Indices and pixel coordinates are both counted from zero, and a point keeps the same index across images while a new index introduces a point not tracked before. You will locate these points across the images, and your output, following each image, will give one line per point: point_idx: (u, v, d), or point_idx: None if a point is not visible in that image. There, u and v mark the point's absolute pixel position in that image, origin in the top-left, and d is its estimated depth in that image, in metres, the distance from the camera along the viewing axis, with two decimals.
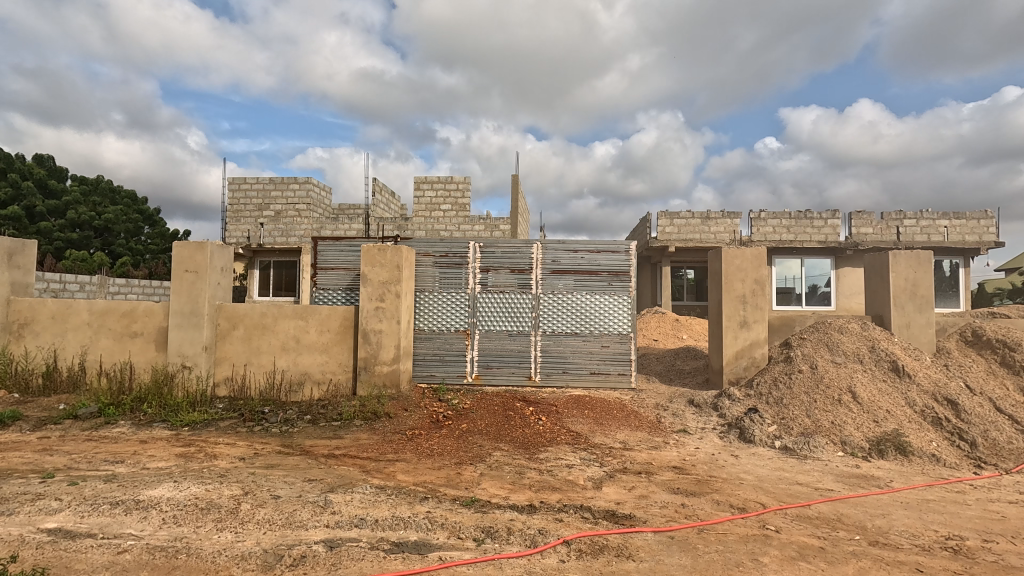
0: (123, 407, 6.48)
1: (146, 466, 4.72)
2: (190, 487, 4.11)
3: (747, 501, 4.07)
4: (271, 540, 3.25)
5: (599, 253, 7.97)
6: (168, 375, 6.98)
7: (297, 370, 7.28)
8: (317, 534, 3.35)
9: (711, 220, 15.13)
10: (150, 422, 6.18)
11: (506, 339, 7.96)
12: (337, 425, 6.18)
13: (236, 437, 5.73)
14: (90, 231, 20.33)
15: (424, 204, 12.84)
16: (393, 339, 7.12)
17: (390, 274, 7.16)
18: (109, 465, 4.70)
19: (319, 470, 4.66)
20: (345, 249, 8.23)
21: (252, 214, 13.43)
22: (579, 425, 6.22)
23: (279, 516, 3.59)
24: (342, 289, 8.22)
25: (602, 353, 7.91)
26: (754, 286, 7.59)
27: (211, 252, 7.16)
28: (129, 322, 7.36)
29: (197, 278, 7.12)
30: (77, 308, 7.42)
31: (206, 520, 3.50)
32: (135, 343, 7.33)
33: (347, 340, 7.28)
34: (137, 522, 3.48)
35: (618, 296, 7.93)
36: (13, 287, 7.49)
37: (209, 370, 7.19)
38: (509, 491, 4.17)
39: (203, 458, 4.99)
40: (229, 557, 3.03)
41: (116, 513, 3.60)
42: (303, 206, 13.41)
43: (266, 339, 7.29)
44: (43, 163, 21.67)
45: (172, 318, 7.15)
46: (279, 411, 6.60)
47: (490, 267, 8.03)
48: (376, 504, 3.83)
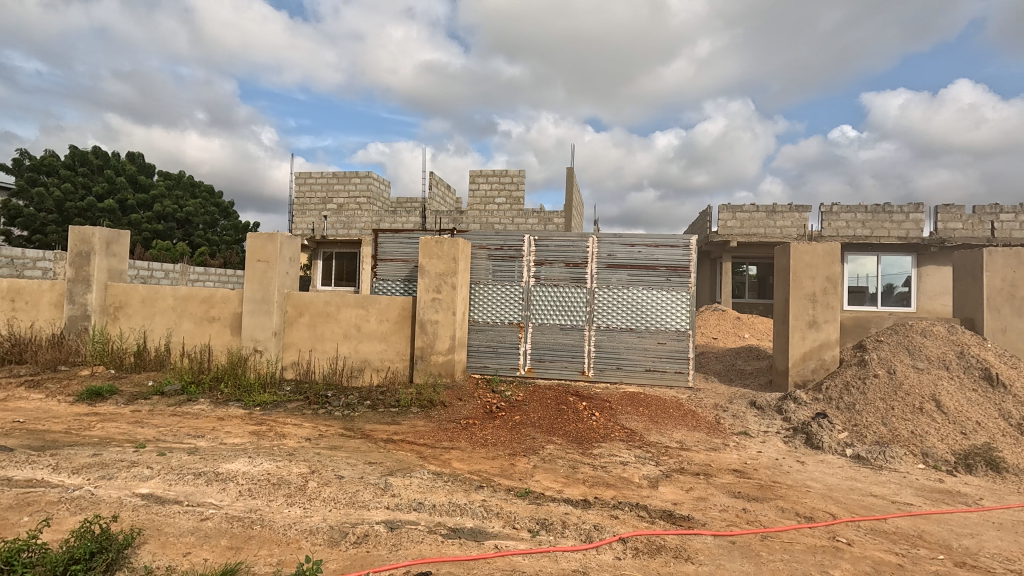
0: (203, 386, 6.99)
1: (223, 441, 5.08)
2: (263, 463, 4.40)
3: (815, 510, 3.86)
4: (336, 517, 3.41)
5: (657, 247, 7.77)
6: (241, 358, 7.46)
7: (357, 357, 7.57)
8: (378, 515, 3.48)
9: (777, 214, 14.36)
10: (226, 401, 6.65)
11: (559, 333, 7.93)
12: (395, 411, 6.40)
13: (302, 419, 6.05)
14: (173, 222, 22.12)
15: (479, 197, 12.98)
16: (449, 329, 7.25)
17: (446, 266, 7.28)
18: (191, 439, 5.10)
19: (379, 453, 4.85)
20: (404, 241, 8.45)
21: (316, 207, 14.04)
22: (634, 422, 6.11)
23: (343, 495, 3.76)
24: (400, 280, 8.47)
25: (658, 349, 7.72)
26: (825, 284, 7.14)
27: (280, 243, 7.57)
28: (208, 307, 7.92)
29: (268, 268, 7.55)
30: (163, 293, 8.06)
31: (277, 495, 3.73)
32: (213, 327, 7.89)
33: (405, 329, 7.50)
34: (217, 493, 3.75)
35: (676, 292, 7.70)
36: (110, 273, 8.23)
37: (277, 354, 7.63)
38: (562, 485, 4.17)
39: (273, 436, 5.31)
40: (298, 531, 3.21)
41: (198, 483, 3.91)
42: (363, 200, 13.85)
43: (329, 326, 7.63)
44: (134, 159, 23.61)
45: (246, 304, 7.63)
46: (342, 395, 6.90)
47: (544, 260, 8.01)
48: (433, 489, 3.93)
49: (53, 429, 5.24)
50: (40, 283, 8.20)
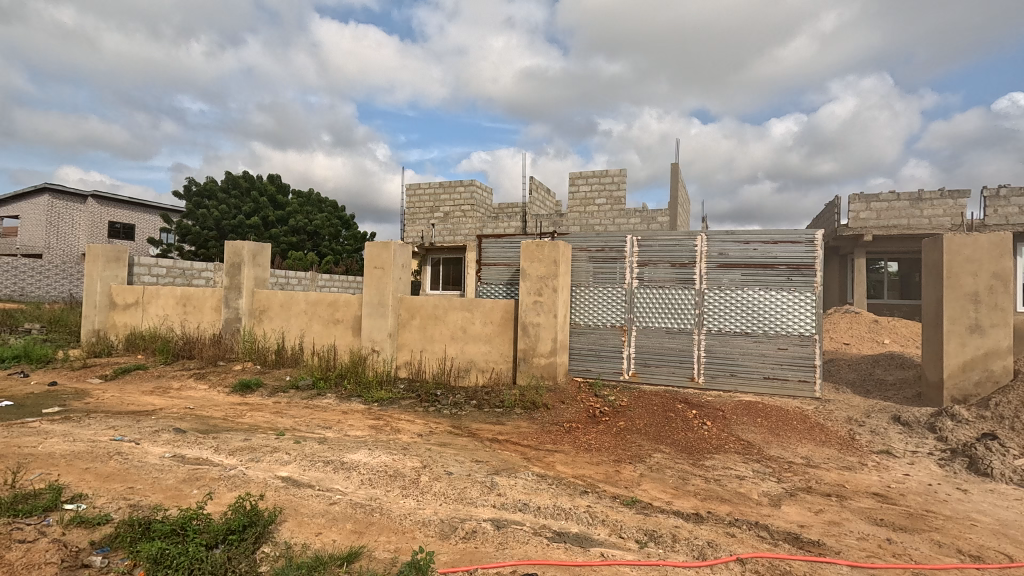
0: (330, 382, 7.73)
1: (347, 433, 5.57)
2: (381, 455, 4.75)
3: (983, 548, 3.27)
4: (446, 511, 3.57)
5: (775, 244, 7.14)
6: (362, 357, 8.13)
7: (464, 358, 7.89)
8: (485, 512, 3.59)
9: (924, 202, 12.49)
10: (349, 396, 7.29)
11: (665, 337, 7.59)
12: (499, 412, 6.56)
13: (414, 416, 6.44)
14: (305, 235, 24.84)
15: (579, 199, 12.90)
16: (550, 332, 7.28)
17: (547, 269, 7.32)
18: (321, 429, 5.66)
19: (485, 452, 4.99)
20: (506, 245, 8.66)
21: (425, 216, 14.98)
22: (751, 434, 5.66)
23: (452, 491, 3.92)
24: (503, 284, 8.69)
25: (778, 356, 7.09)
26: (992, 281, 6.05)
27: (394, 251, 8.14)
28: (333, 310, 8.75)
29: (384, 274, 8.16)
30: (297, 298, 9.06)
31: (394, 486, 4.00)
32: (338, 328, 8.70)
33: (508, 332, 7.67)
34: (342, 480, 4.12)
35: (798, 293, 7.01)
36: (255, 281, 9.43)
37: (392, 354, 8.20)
38: (671, 496, 3.98)
39: (390, 431, 5.71)
40: (413, 522, 3.41)
41: (327, 470, 4.32)
42: (467, 207, 14.53)
43: (438, 328, 8.04)
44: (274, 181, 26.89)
45: (365, 308, 8.31)
46: (450, 395, 7.23)
47: (648, 261, 7.73)
48: (538, 491, 3.96)
49: (214, 416, 6.11)
50: (204, 290, 9.63)
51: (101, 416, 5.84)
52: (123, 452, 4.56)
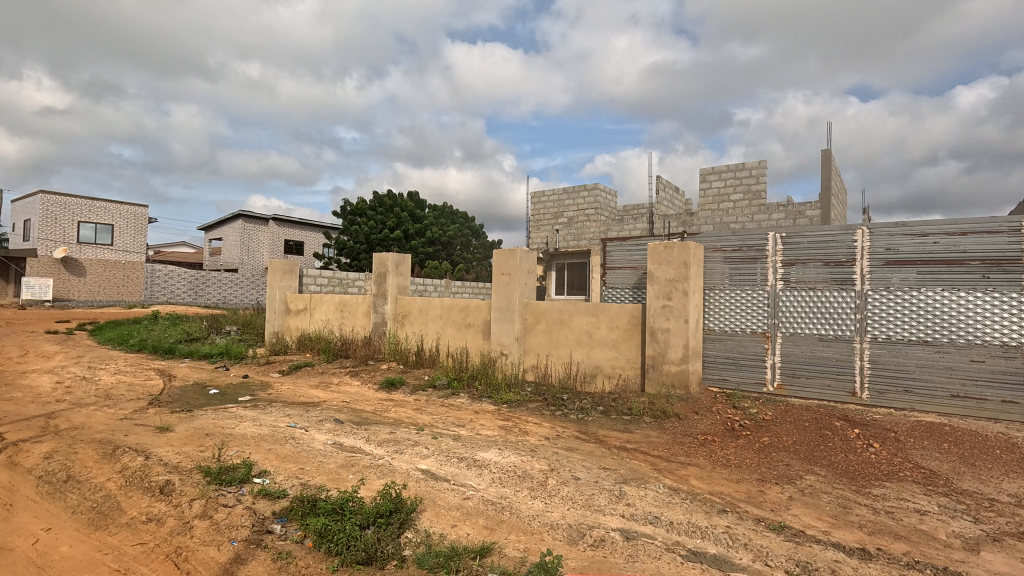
0: (463, 382, 8.19)
1: (479, 432, 5.85)
2: (510, 455, 4.90)
3: None
4: (574, 517, 3.56)
5: (963, 236, 5.97)
6: (491, 360, 8.50)
7: (590, 363, 7.82)
8: (614, 521, 3.51)
9: None
10: (480, 397, 7.65)
11: (817, 345, 6.74)
12: (627, 419, 6.38)
13: (541, 419, 6.55)
14: (439, 245, 26.81)
15: (711, 196, 12.09)
16: (681, 338, 6.89)
17: (677, 272, 6.96)
18: (455, 427, 6.03)
19: (613, 460, 4.89)
20: (632, 248, 8.42)
21: (550, 222, 15.20)
22: (934, 461, 4.77)
23: (580, 496, 3.91)
24: (629, 288, 8.45)
25: (970, 370, 5.89)
26: None
27: (520, 257, 8.38)
28: (465, 315, 9.28)
29: (511, 280, 8.44)
30: (433, 303, 9.78)
31: (522, 486, 4.11)
32: (469, 332, 9.21)
33: (635, 337, 7.44)
34: (475, 476, 4.34)
35: (998, 294, 5.77)
36: (398, 288, 10.41)
37: (520, 357, 8.43)
38: (828, 526, 3.51)
39: (518, 432, 5.88)
40: (540, 523, 3.47)
41: (461, 466, 4.58)
42: (591, 211, 14.43)
43: (563, 333, 8.09)
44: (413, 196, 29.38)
45: (494, 312, 8.68)
46: (577, 399, 7.21)
47: (795, 260, 6.96)
48: (669, 505, 3.76)
49: (366, 409, 6.84)
50: (357, 297, 10.87)
51: (280, 405, 6.89)
52: (296, 437, 5.32)
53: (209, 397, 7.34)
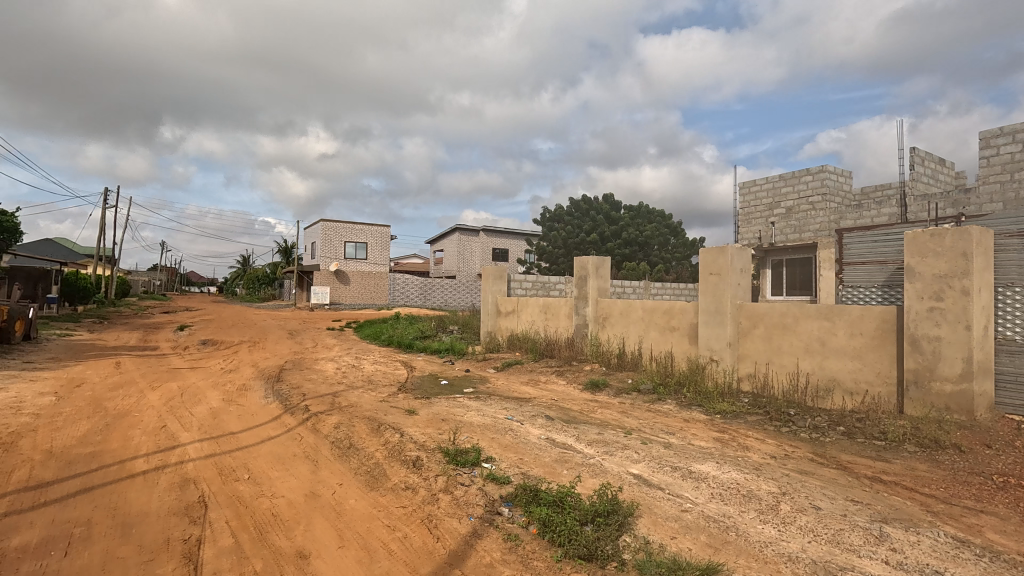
0: (669, 388, 7.84)
1: (692, 442, 5.52)
2: (731, 471, 4.51)
3: None
4: (818, 552, 3.10)
5: None
6: (700, 366, 7.97)
7: (824, 374, 6.73)
8: (875, 567, 2.94)
9: None
10: (690, 405, 7.22)
11: None
12: (881, 445, 5.28)
13: (764, 434, 5.87)
14: (636, 246, 26.38)
15: (1003, 164, 9.21)
16: (960, 349, 5.42)
17: (952, 265, 5.50)
18: (665, 434, 5.80)
19: (865, 492, 4.10)
20: (880, 239, 6.98)
21: (763, 214, 13.60)
22: None
23: (824, 530, 3.38)
24: (877, 287, 7.02)
25: None
26: None
27: (731, 255, 7.69)
28: (669, 318, 8.95)
29: (721, 280, 7.80)
30: (634, 306, 9.67)
31: (749, 508, 3.73)
32: (674, 336, 8.85)
33: (888, 346, 6.14)
34: (692, 489, 4.11)
35: None
36: (599, 291, 10.57)
37: (733, 364, 7.71)
38: None
39: (737, 446, 5.37)
40: (775, 553, 3.10)
41: (676, 476, 4.39)
42: (817, 198, 12.43)
43: (787, 339, 7.13)
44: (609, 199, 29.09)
45: (702, 315, 8.15)
46: (808, 416, 6.27)
47: None
48: (957, 561, 2.99)
49: (573, 408, 7.08)
50: (560, 300, 11.39)
51: (498, 399, 7.59)
52: (514, 429, 5.80)
53: (441, 387, 8.50)
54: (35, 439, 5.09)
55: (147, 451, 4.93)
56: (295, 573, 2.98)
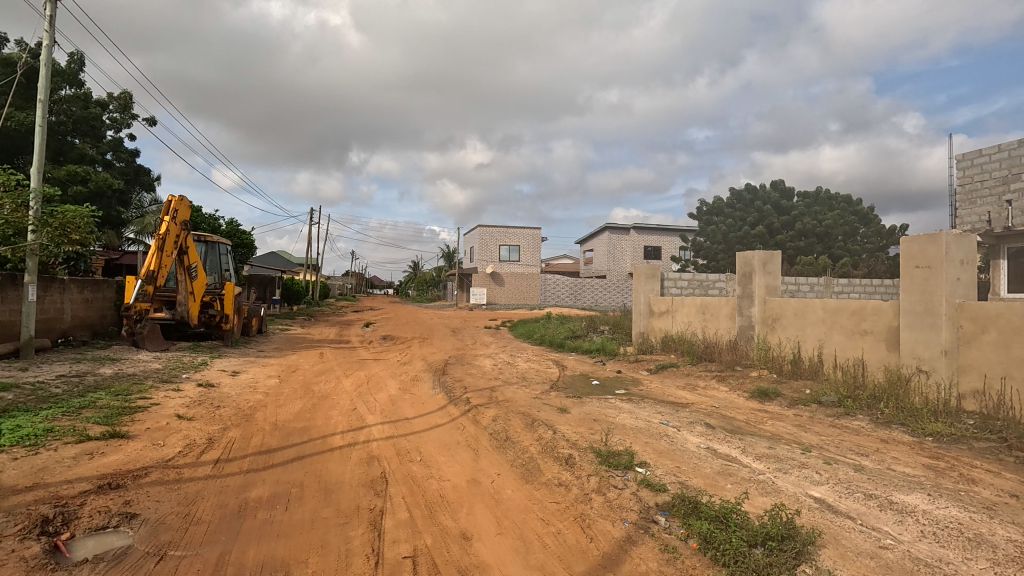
0: (860, 402, 6.69)
1: (892, 467, 4.64)
2: (950, 508, 3.69)
3: None
4: None
5: None
6: (903, 377, 6.68)
7: None
8: None
9: None
10: (889, 423, 6.09)
11: None
12: None
13: (999, 466, 4.68)
14: (813, 238, 23.21)
15: None
16: None
17: None
18: (855, 455, 4.98)
19: None
20: None
21: (992, 190, 10.98)
22: None
23: None
24: None
25: None
26: None
27: (945, 244, 6.32)
28: (859, 320, 7.76)
29: (932, 274, 6.45)
30: (813, 306, 8.60)
31: (977, 556, 3.03)
32: (866, 340, 7.64)
33: None
34: (893, 523, 3.47)
35: None
36: (767, 289, 9.56)
37: (951, 378, 6.28)
38: None
39: (958, 477, 4.38)
40: None
41: (870, 505, 3.75)
42: None
43: None
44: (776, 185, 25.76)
45: (905, 317, 6.84)
46: None
47: None
48: None
49: (737, 417, 6.48)
50: (720, 299, 10.59)
51: (652, 402, 7.30)
52: (669, 435, 5.52)
53: (592, 387, 8.47)
54: (265, 413, 6.34)
55: (342, 429, 5.80)
56: (459, 551, 3.23)
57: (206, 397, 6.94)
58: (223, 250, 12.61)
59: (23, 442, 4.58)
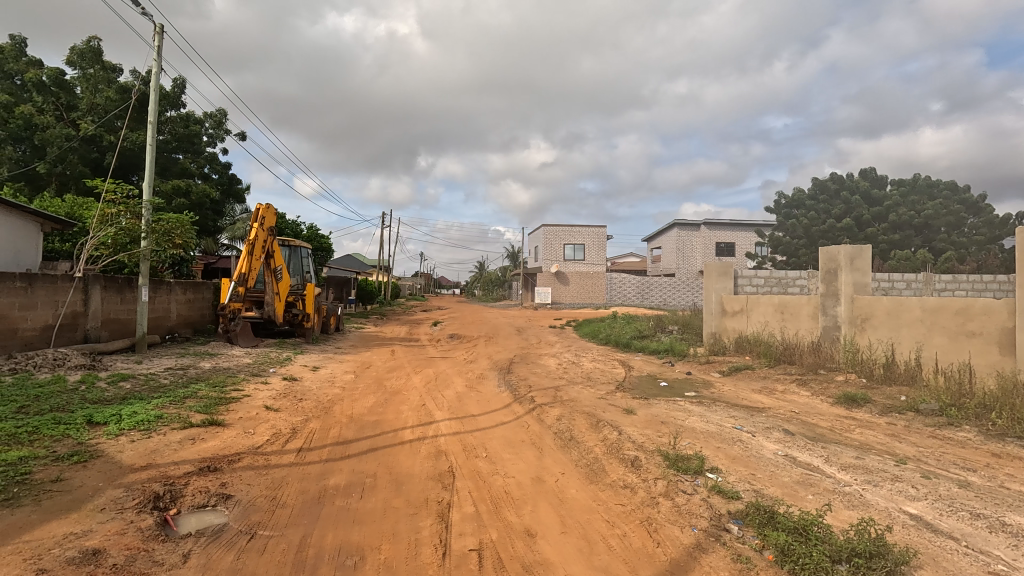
0: (967, 411, 6.02)
1: (1006, 485, 4.15)
2: None
3: None
4: None
5: None
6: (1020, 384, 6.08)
7: None
8: None
9: None
10: (1002, 435, 5.44)
11: None
12: None
13: None
14: (910, 230, 21.19)
15: None
16: None
17: None
18: (960, 470, 4.49)
19: None
20: None
21: None
22: None
23: None
24: None
25: None
26: None
27: None
28: (964, 321, 7.33)
29: None
30: (908, 304, 7.98)
31: None
32: (973, 343, 7.25)
33: None
34: (1006, 547, 3.11)
35: None
36: (855, 287, 8.88)
37: None
38: None
39: None
40: None
41: (977, 526, 3.38)
42: None
43: None
44: (866, 175, 23.56)
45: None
46: None
47: None
48: None
49: (820, 425, 6.04)
50: (800, 298, 9.96)
51: (724, 405, 6.98)
52: (744, 440, 5.25)
53: (660, 389, 8.23)
54: (341, 406, 6.72)
55: (412, 424, 6.04)
56: (524, 548, 3.27)
57: (290, 390, 7.47)
58: (304, 253, 13.46)
59: (139, 426, 5.17)
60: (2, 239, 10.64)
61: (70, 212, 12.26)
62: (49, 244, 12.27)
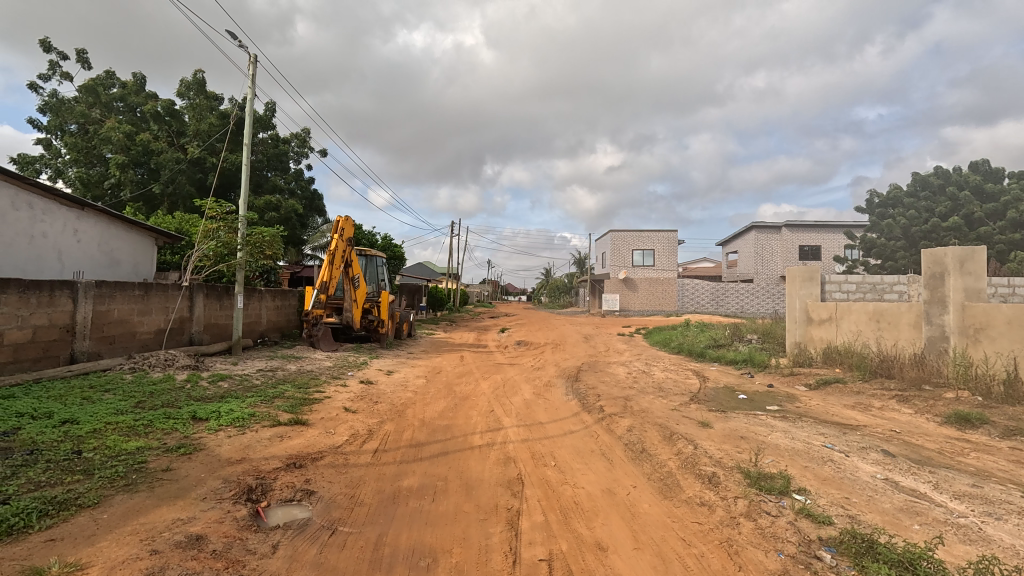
0: None
1: None
2: None
3: None
4: None
5: None
6: None
7: None
8: None
9: None
10: None
11: None
12: None
13: None
14: None
15: None
16: None
17: None
18: None
19: None
20: None
21: None
22: None
23: None
24: None
25: None
26: None
27: None
28: None
29: None
30: None
31: None
32: None
33: None
34: None
35: None
36: (967, 293, 8.01)
37: None
38: None
39: None
40: None
41: None
42: None
43: None
44: (977, 168, 21.16)
45: None
46: None
47: None
48: None
49: (927, 447, 5.43)
50: (898, 305, 9.09)
51: (811, 421, 6.47)
52: (835, 460, 4.84)
53: (738, 401, 7.78)
54: (414, 410, 6.94)
55: (481, 429, 6.12)
56: (595, 562, 3.20)
57: (366, 393, 7.82)
58: (379, 262, 14.11)
59: (235, 423, 5.62)
60: (125, 252, 12.03)
61: (179, 227, 13.68)
62: (162, 256, 13.75)
